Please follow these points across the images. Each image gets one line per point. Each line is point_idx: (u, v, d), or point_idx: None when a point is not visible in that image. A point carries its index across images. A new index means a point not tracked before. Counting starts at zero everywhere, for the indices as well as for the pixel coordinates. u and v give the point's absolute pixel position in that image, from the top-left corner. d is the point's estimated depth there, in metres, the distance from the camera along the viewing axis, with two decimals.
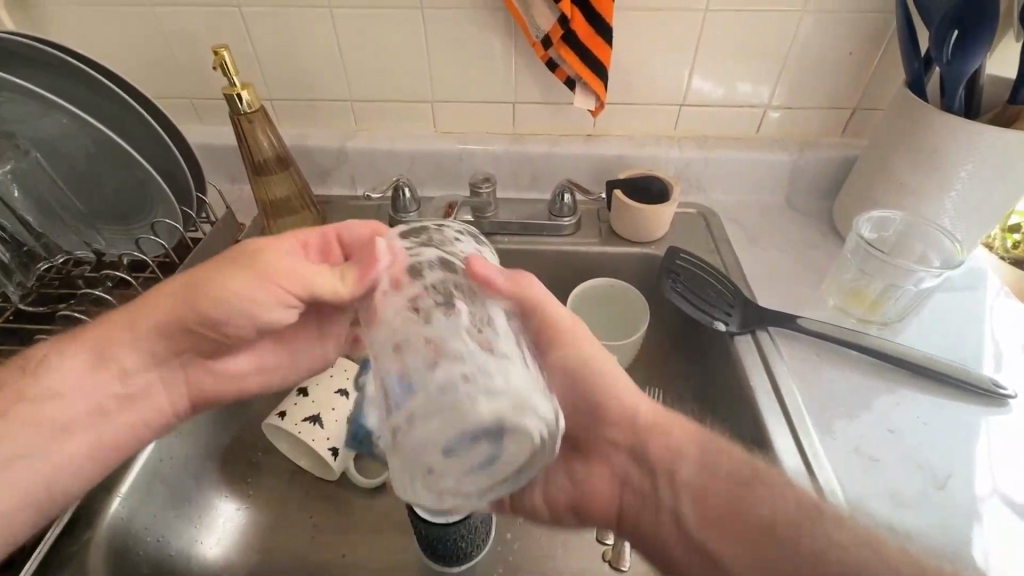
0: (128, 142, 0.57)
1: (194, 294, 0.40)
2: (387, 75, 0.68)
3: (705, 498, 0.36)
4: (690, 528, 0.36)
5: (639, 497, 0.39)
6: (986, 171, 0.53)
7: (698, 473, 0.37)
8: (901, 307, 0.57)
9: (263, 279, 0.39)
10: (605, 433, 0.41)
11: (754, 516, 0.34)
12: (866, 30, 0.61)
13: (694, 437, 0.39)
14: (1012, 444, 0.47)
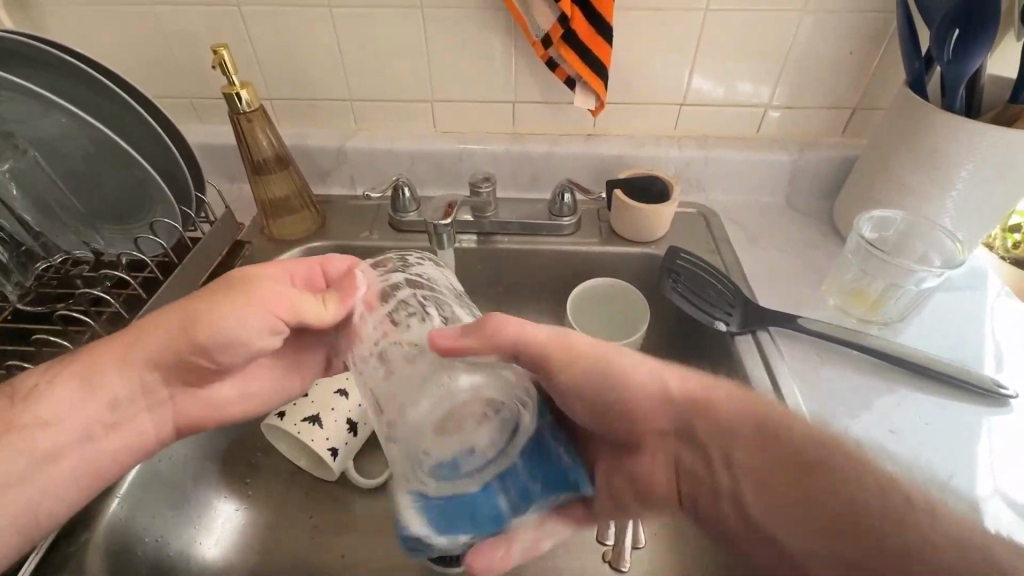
0: (127, 142, 0.57)
1: (189, 321, 0.41)
2: (386, 75, 0.68)
3: (769, 482, 0.35)
4: (749, 512, 0.35)
5: (697, 477, 0.39)
6: (986, 171, 0.53)
7: (758, 453, 0.36)
8: (902, 307, 0.56)
9: (252, 306, 0.41)
10: (651, 425, 0.41)
11: (831, 499, 0.32)
12: (867, 30, 0.61)
13: (749, 417, 0.37)
14: (1013, 444, 0.47)
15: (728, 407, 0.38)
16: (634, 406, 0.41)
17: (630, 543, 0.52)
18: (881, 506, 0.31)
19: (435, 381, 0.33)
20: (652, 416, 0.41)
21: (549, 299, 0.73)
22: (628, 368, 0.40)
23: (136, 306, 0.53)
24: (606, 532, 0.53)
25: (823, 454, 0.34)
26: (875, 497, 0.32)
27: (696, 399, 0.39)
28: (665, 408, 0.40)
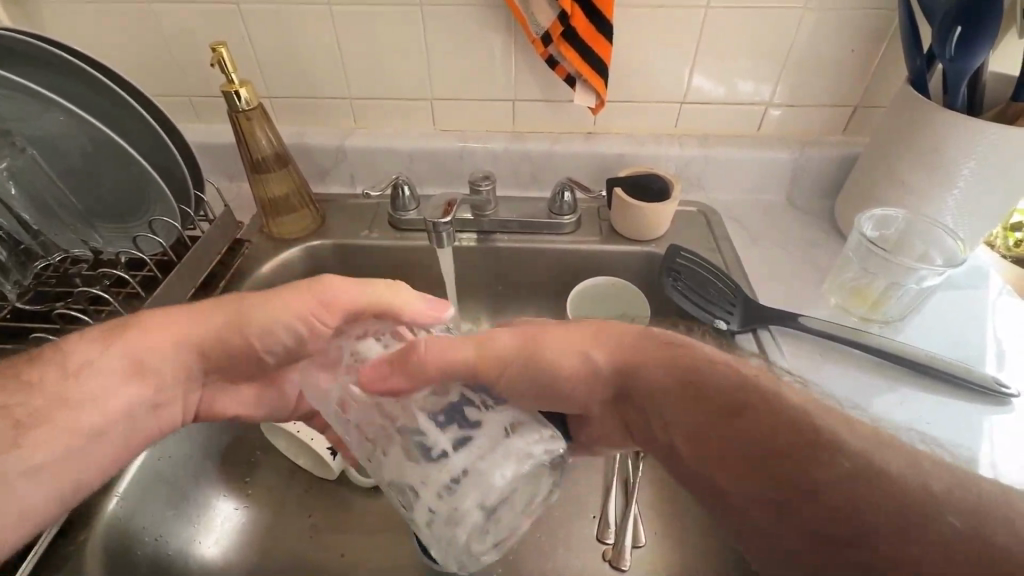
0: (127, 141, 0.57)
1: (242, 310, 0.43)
2: (385, 73, 0.67)
3: (703, 433, 0.33)
4: (687, 467, 0.34)
5: (642, 427, 0.38)
6: (988, 169, 0.53)
7: (682, 405, 0.34)
8: (902, 306, 0.56)
9: (304, 302, 0.43)
10: (591, 398, 0.40)
11: (752, 437, 0.31)
12: (868, 28, 0.61)
13: (665, 369, 0.36)
14: (1015, 443, 0.47)
15: (647, 356, 0.38)
16: (566, 392, 0.40)
17: (630, 543, 0.53)
18: (794, 435, 0.29)
19: (432, 505, 0.30)
20: (589, 394, 0.40)
21: (549, 297, 0.73)
22: (552, 365, 0.39)
23: (134, 305, 0.52)
24: (606, 530, 0.54)
25: (739, 393, 0.32)
26: (788, 430, 0.30)
27: (624, 360, 0.39)
28: (597, 376, 0.39)
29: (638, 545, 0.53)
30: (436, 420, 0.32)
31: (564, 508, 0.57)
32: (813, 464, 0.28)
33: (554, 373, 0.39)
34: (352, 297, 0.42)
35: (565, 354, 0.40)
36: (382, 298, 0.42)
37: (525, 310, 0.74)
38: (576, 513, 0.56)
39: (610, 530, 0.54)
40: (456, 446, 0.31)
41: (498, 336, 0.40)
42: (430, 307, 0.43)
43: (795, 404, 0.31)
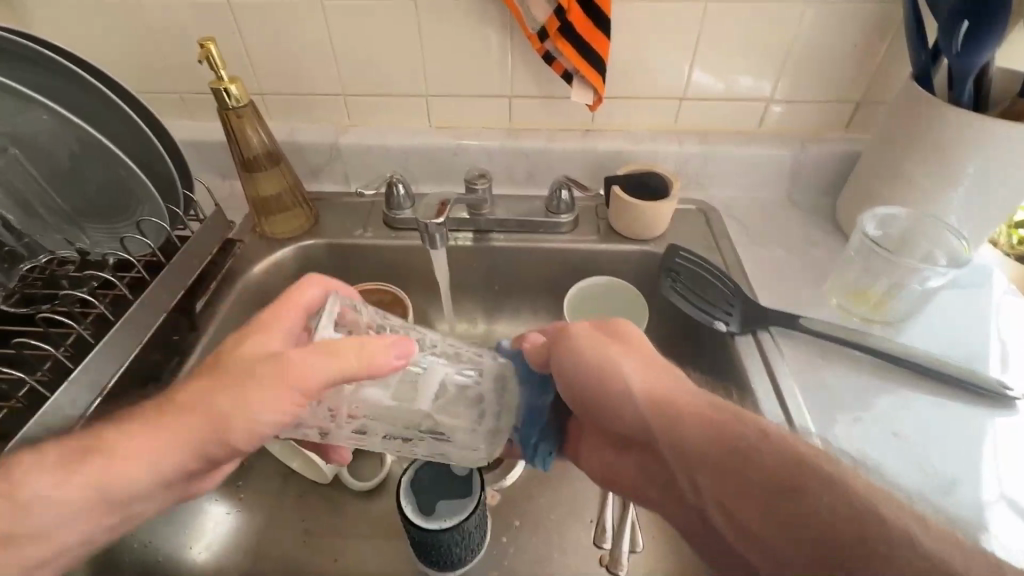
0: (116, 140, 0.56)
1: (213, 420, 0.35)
2: (378, 69, 0.66)
3: (741, 502, 0.29)
4: (716, 533, 0.31)
5: (666, 485, 0.35)
6: (994, 166, 0.51)
7: (720, 474, 0.30)
8: (906, 307, 0.55)
9: (271, 390, 0.34)
10: (617, 427, 0.38)
11: (796, 525, 0.27)
12: (872, 21, 0.59)
13: (706, 432, 0.32)
14: (1020, 447, 0.46)
15: (688, 408, 0.34)
16: (599, 408, 0.39)
17: (628, 550, 0.50)
18: (854, 531, 0.25)
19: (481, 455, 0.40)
20: (614, 416, 0.38)
21: (546, 298, 0.72)
22: (604, 378, 0.38)
23: (121, 308, 0.51)
24: (602, 536, 0.50)
25: (789, 476, 0.28)
26: (845, 518, 0.26)
27: (661, 407, 0.35)
28: (629, 411, 0.36)
29: (635, 551, 0.51)
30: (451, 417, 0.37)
31: (559, 511, 0.56)
32: (873, 566, 0.24)
33: (601, 384, 0.38)
34: (321, 371, 0.34)
35: (628, 365, 0.38)
36: (354, 363, 0.34)
37: (521, 310, 0.74)
38: (572, 515, 0.56)
39: (606, 535, 0.50)
40: (476, 409, 0.38)
41: (575, 331, 0.41)
42: (383, 353, 0.35)
43: (843, 488, 0.27)
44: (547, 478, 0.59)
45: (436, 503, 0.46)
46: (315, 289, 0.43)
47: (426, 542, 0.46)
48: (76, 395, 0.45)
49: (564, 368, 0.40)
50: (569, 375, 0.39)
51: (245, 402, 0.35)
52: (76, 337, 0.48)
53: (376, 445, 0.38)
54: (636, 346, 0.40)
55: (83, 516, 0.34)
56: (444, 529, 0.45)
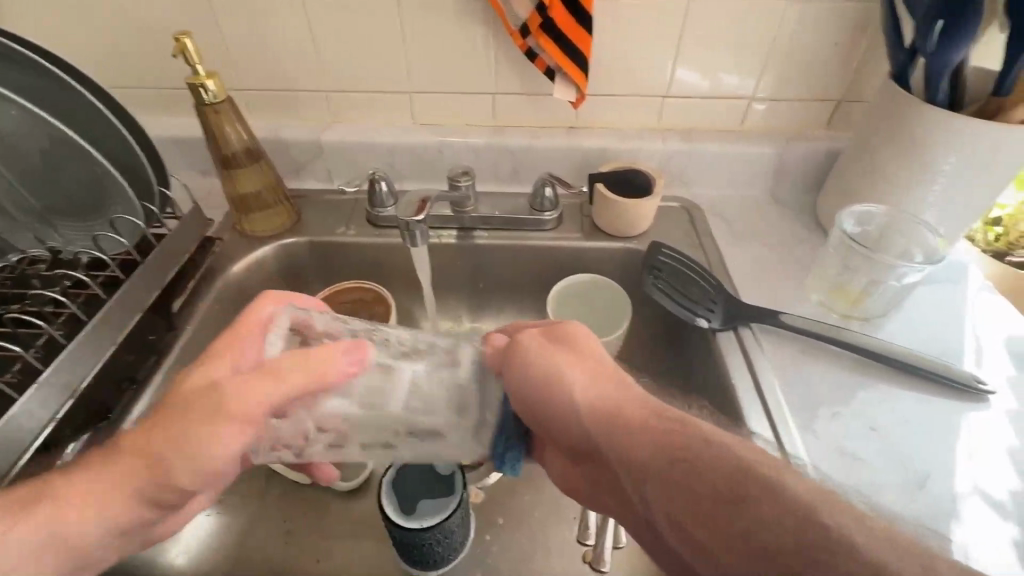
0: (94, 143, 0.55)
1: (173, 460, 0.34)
2: (360, 65, 0.65)
3: (689, 515, 0.29)
4: (666, 545, 0.31)
5: (619, 496, 0.35)
6: (970, 165, 0.52)
7: (665, 486, 0.31)
8: (884, 303, 0.56)
9: (225, 420, 0.34)
10: (568, 440, 0.38)
11: (742, 536, 0.27)
12: (852, 20, 0.60)
13: (650, 443, 0.33)
14: (992, 441, 0.47)
15: (633, 417, 0.35)
16: (549, 423, 0.38)
17: (611, 547, 0.51)
18: (797, 540, 0.25)
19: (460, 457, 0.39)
20: (564, 429, 0.37)
21: (531, 295, 0.72)
22: (553, 392, 0.38)
23: (95, 308, 0.50)
24: (586, 532, 0.52)
25: (734, 483, 0.29)
26: (789, 526, 0.26)
27: (611, 419, 0.35)
28: (575, 422, 0.37)
29: (618, 546, 0.52)
30: (422, 426, 0.37)
31: (543, 509, 0.56)
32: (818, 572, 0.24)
33: (550, 399, 0.38)
34: (265, 392, 0.34)
35: (576, 378, 0.38)
36: (303, 379, 0.34)
37: (506, 309, 0.73)
38: (556, 513, 0.56)
39: (590, 532, 0.52)
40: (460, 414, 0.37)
41: (522, 344, 0.40)
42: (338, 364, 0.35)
43: (796, 493, 0.27)
44: (532, 476, 0.59)
45: (419, 502, 0.46)
46: (267, 308, 0.44)
47: (409, 542, 0.46)
48: (48, 398, 0.43)
49: (510, 382, 0.39)
50: (518, 392, 0.39)
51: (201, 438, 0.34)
52: (47, 339, 0.47)
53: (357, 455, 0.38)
54: (584, 355, 0.40)
55: (43, 558, 0.33)
56: (426, 528, 0.45)
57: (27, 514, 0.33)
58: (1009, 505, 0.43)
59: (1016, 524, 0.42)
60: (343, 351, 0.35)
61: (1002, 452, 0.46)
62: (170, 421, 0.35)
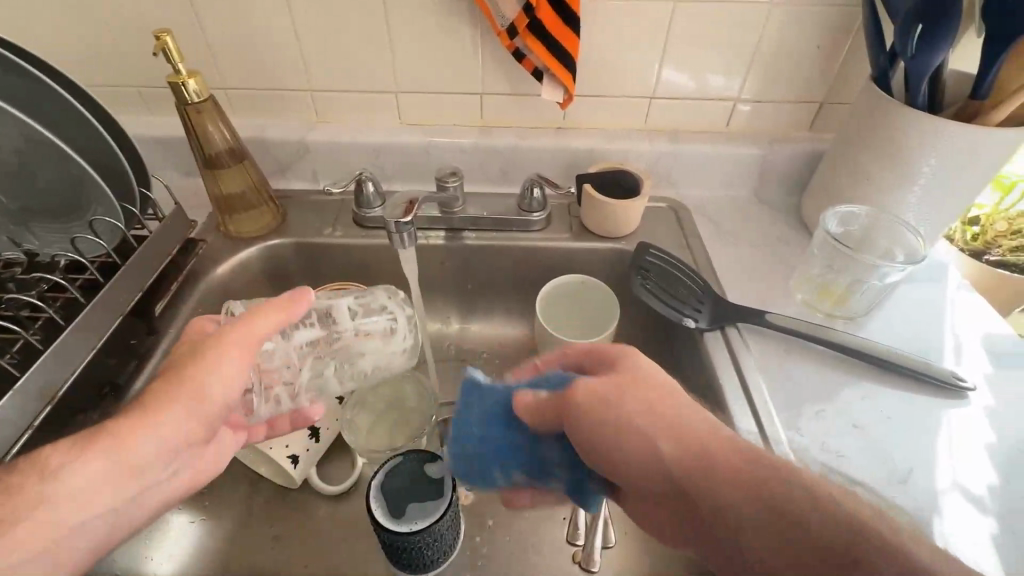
0: (83, 146, 0.54)
1: (201, 386, 0.38)
2: (346, 65, 0.65)
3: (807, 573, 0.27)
4: None
5: (701, 542, 0.33)
6: (949, 166, 0.53)
7: (774, 540, 0.28)
8: (866, 302, 0.57)
9: (236, 348, 0.39)
10: (642, 487, 0.34)
11: None
12: (835, 23, 0.61)
13: (746, 486, 0.30)
14: (969, 436, 0.48)
15: (720, 454, 0.32)
16: (619, 470, 0.34)
17: (601, 546, 0.51)
18: None
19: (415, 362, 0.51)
20: (637, 475, 0.34)
21: (520, 295, 0.72)
22: (623, 436, 0.34)
23: (73, 312, 0.49)
24: (576, 532, 0.52)
25: (844, 537, 0.27)
26: None
27: (692, 462, 0.32)
28: (654, 467, 0.33)
29: (608, 546, 0.52)
30: (371, 345, 0.48)
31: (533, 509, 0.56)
32: None
33: (620, 446, 0.34)
34: (262, 323, 0.40)
35: (644, 417, 0.34)
36: (279, 311, 0.41)
37: (495, 310, 0.73)
38: (546, 515, 0.56)
39: (580, 532, 0.52)
40: (393, 331, 0.48)
41: (579, 385, 0.36)
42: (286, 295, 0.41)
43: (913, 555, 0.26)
44: None
45: (407, 506, 0.46)
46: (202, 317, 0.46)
47: (397, 545, 0.45)
48: (24, 405, 0.42)
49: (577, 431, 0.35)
50: (585, 441, 0.35)
51: (219, 369, 0.38)
52: (23, 344, 0.45)
53: (335, 376, 0.47)
54: (645, 388, 0.36)
55: (105, 488, 0.34)
56: (415, 532, 0.44)
57: (84, 451, 0.34)
58: (986, 499, 0.44)
59: (994, 518, 0.43)
60: (286, 302, 0.41)
61: (979, 447, 0.47)
62: (187, 360, 0.38)
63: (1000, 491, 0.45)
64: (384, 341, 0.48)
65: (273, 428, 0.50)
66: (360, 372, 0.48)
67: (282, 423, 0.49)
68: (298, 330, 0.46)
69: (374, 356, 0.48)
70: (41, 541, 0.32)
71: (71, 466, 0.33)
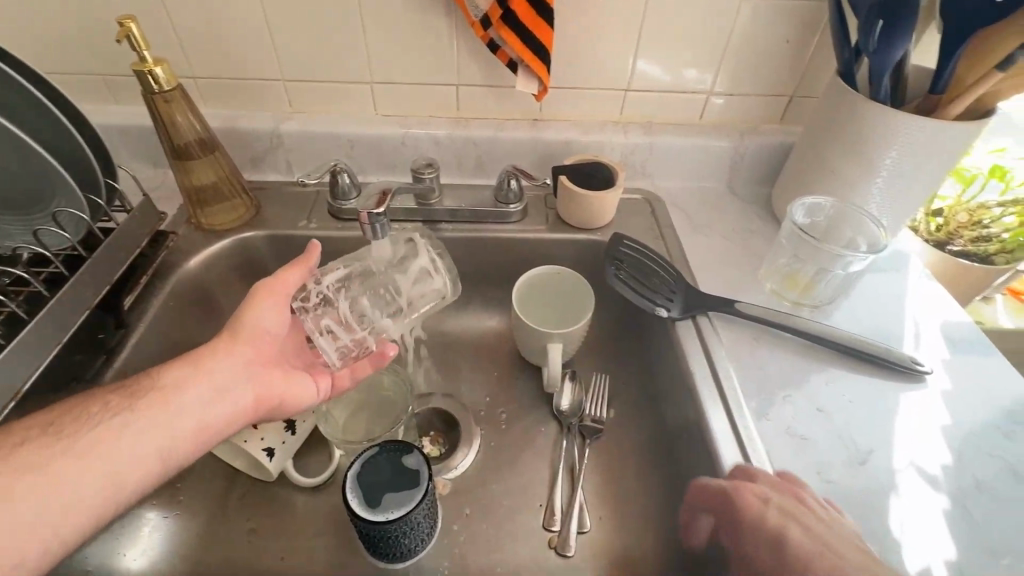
0: (52, 138, 0.53)
1: (245, 322, 0.49)
2: (320, 55, 0.64)
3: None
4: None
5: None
6: (910, 158, 0.55)
7: None
8: (831, 290, 0.59)
9: (266, 293, 0.50)
10: None
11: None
12: (804, 18, 0.62)
13: None
14: (926, 418, 0.50)
15: None
16: None
17: (576, 529, 0.53)
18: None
19: (443, 281, 0.57)
20: None
21: (497, 287, 0.72)
22: None
23: (37, 305, 0.48)
24: (553, 518, 0.54)
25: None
26: None
27: None
28: None
29: (583, 531, 0.54)
30: (408, 278, 0.56)
31: (511, 497, 0.57)
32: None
33: None
34: (283, 274, 0.52)
35: None
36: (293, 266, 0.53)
37: (473, 301, 0.73)
38: (523, 502, 0.57)
39: (556, 517, 0.54)
40: (413, 254, 0.57)
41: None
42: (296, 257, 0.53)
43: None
44: (499, 466, 0.60)
45: (383, 496, 0.46)
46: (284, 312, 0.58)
47: (374, 535, 0.46)
48: None
49: None
50: None
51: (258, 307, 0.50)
52: None
53: (375, 301, 0.55)
54: None
55: (188, 384, 0.43)
56: (391, 521, 0.45)
57: (172, 363, 0.44)
58: (941, 478, 0.46)
59: (947, 496, 0.45)
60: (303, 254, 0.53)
61: (935, 429, 0.49)
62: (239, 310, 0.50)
63: (953, 470, 0.47)
64: (408, 264, 0.56)
65: (354, 375, 0.55)
66: (399, 294, 0.55)
67: (363, 366, 0.55)
68: (330, 271, 0.55)
69: (404, 278, 0.56)
70: (149, 417, 0.41)
71: (164, 372, 0.43)
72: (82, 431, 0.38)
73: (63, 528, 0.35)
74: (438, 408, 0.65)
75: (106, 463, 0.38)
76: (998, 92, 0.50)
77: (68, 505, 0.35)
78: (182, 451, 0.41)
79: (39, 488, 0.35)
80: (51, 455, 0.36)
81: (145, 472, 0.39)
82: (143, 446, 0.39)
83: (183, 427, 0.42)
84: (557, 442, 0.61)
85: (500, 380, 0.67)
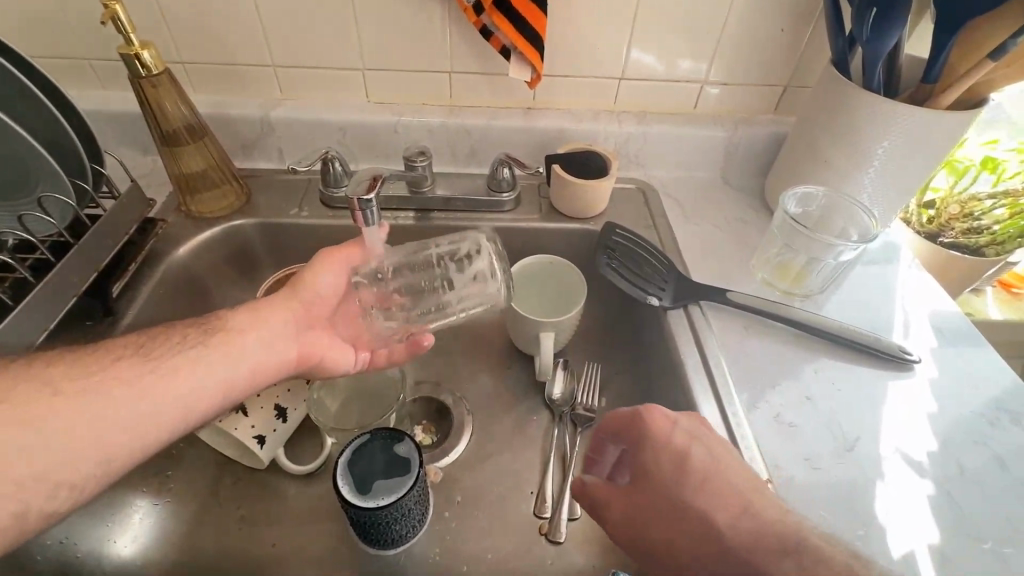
0: (36, 123, 0.52)
1: (304, 285, 0.51)
2: (310, 40, 0.63)
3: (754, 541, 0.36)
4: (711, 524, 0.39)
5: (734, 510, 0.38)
6: (899, 149, 0.55)
7: None
8: (822, 280, 0.59)
9: (326, 263, 0.53)
10: None
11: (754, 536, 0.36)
12: (798, 6, 0.62)
13: None
14: (913, 406, 0.51)
15: None
16: None
17: (566, 516, 0.53)
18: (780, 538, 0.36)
19: (494, 289, 0.51)
20: None
21: None
22: None
23: (22, 292, 0.47)
24: (543, 506, 0.54)
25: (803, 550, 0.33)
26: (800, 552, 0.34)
27: None
28: None
29: (574, 517, 0.54)
30: (463, 276, 0.52)
31: (502, 485, 0.57)
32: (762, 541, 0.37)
33: None
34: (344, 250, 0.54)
35: None
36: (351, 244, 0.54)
37: None
38: (515, 488, 0.57)
39: (547, 505, 0.54)
40: (472, 256, 0.52)
41: None
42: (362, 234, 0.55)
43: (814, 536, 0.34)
44: (490, 453, 0.60)
45: (373, 482, 0.46)
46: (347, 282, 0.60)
47: (365, 520, 0.46)
48: None
49: None
50: None
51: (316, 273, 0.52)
52: None
53: (423, 295, 0.53)
54: None
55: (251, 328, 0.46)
56: (382, 507, 0.45)
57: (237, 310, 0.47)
58: (926, 465, 0.47)
59: (931, 481, 0.46)
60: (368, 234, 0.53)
61: (921, 417, 0.50)
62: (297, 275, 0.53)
63: (939, 457, 0.47)
64: (463, 266, 0.52)
65: (391, 356, 0.56)
66: (447, 293, 0.52)
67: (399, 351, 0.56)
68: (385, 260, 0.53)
69: (454, 280, 0.52)
70: (220, 352, 0.43)
71: (229, 317, 0.46)
72: (167, 354, 0.41)
73: (147, 438, 0.38)
74: (430, 397, 0.65)
75: (182, 386, 0.40)
76: (990, 82, 0.51)
77: (149, 417, 0.38)
78: (241, 387, 0.44)
79: (127, 399, 0.37)
80: (138, 371, 0.39)
81: (210, 402, 0.41)
82: (214, 377, 0.42)
83: (245, 366, 0.44)
84: (549, 430, 0.61)
85: (493, 369, 0.68)
